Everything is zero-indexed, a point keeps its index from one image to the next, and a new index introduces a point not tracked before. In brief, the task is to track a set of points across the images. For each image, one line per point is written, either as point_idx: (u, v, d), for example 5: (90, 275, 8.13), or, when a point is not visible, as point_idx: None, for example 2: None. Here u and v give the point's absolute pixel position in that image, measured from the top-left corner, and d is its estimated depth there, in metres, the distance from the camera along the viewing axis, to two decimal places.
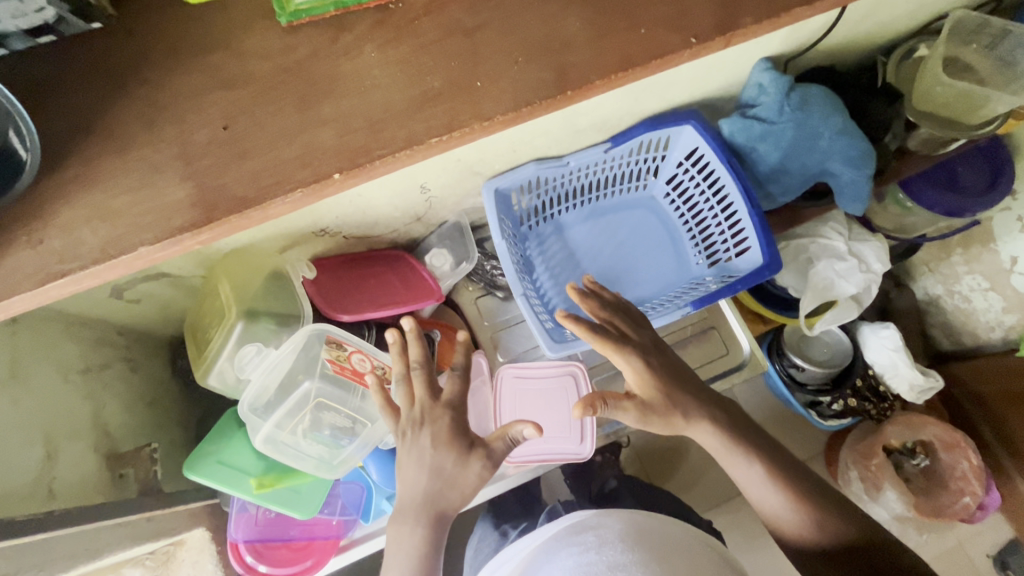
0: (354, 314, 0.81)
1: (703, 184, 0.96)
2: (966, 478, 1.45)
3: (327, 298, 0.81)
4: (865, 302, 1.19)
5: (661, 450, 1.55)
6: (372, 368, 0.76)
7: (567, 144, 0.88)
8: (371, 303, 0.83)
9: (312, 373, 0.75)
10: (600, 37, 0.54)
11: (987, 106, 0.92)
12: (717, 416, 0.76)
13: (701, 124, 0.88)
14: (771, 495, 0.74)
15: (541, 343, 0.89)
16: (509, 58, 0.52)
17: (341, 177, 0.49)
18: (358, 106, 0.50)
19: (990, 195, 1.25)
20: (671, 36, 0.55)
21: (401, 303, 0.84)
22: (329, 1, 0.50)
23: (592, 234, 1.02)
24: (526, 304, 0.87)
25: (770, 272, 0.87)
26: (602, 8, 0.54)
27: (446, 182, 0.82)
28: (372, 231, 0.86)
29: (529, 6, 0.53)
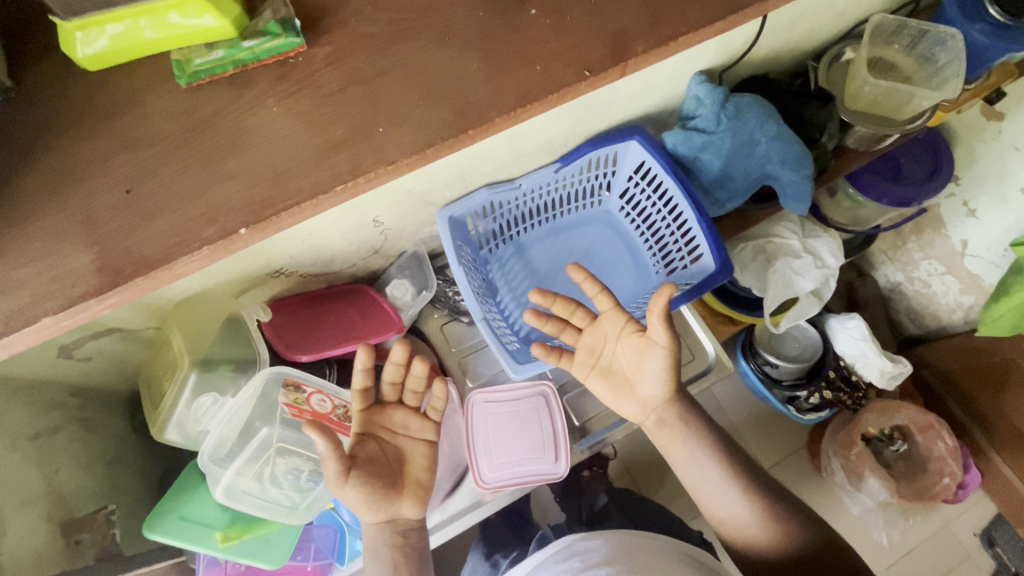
0: (314, 353, 0.80)
1: (654, 197, 0.97)
2: (944, 459, 1.51)
3: (287, 341, 0.81)
4: (825, 296, 1.22)
5: (649, 458, 1.57)
6: (333, 408, 0.75)
7: (517, 167, 0.90)
8: (330, 341, 0.83)
9: (271, 419, 0.74)
10: (502, 72, 0.56)
11: (913, 103, 0.97)
12: (678, 415, 0.79)
13: (645, 138, 0.90)
14: (730, 499, 0.76)
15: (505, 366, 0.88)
16: (428, 97, 0.54)
17: (247, 232, 0.49)
18: (264, 157, 0.51)
19: (932, 184, 1.32)
20: (566, 70, 0.56)
21: (361, 338, 0.84)
22: (228, 60, 0.52)
23: (551, 252, 1.04)
24: (487, 329, 0.87)
25: (722, 276, 0.88)
26: (497, 48, 0.56)
27: (399, 214, 0.84)
28: (330, 266, 0.86)
29: (439, 43, 0.55)
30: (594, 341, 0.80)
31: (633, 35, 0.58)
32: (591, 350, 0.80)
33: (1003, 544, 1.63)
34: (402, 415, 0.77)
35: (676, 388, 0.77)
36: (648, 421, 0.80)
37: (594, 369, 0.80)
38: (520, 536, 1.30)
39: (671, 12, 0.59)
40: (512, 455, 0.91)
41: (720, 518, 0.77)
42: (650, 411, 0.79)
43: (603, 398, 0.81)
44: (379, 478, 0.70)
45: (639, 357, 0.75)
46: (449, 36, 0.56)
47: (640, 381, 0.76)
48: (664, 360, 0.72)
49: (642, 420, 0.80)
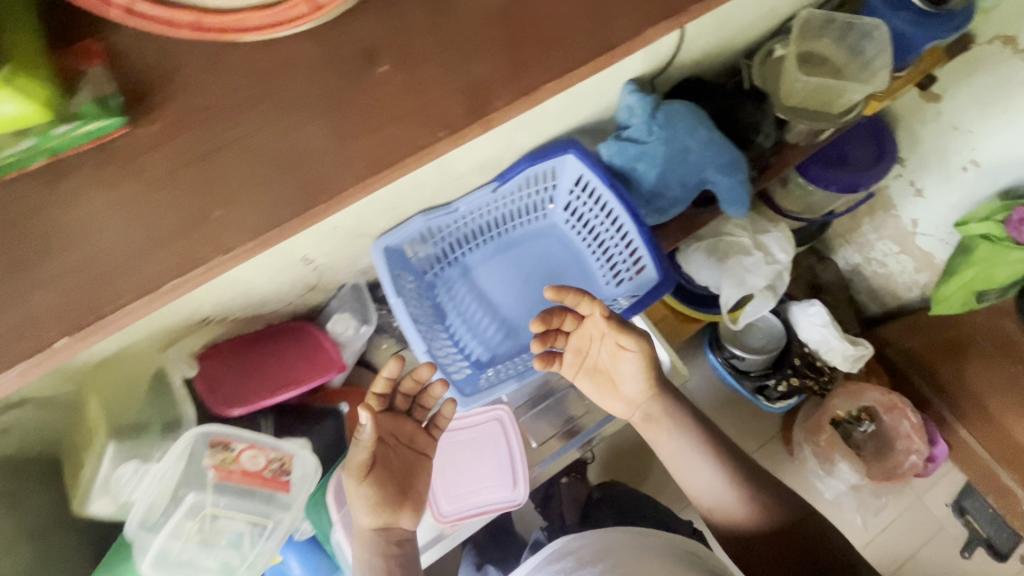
0: (246, 404, 0.77)
1: (597, 209, 0.96)
2: (910, 437, 1.55)
3: (219, 392, 0.78)
4: (780, 289, 1.23)
5: (629, 457, 1.58)
6: (266, 462, 0.72)
7: (453, 191, 0.88)
8: (266, 389, 0.80)
9: (199, 483, 0.70)
10: (369, 129, 0.54)
11: (844, 97, 0.98)
12: (664, 410, 0.82)
13: (581, 152, 0.89)
14: (711, 483, 0.78)
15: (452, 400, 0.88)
16: (271, 170, 0.52)
17: (67, 342, 0.46)
18: (90, 254, 0.49)
19: (877, 168, 1.35)
20: (423, 127, 0.55)
21: (299, 383, 0.81)
22: (39, 149, 0.49)
23: (498, 271, 1.02)
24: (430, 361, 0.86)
25: (665, 289, 0.88)
26: (347, 115, 0.54)
27: (331, 249, 0.80)
28: (264, 308, 0.83)
29: (308, 98, 0.54)
30: (580, 342, 0.81)
31: (493, 84, 0.56)
32: (578, 352, 0.82)
33: (975, 512, 1.68)
34: (411, 426, 0.76)
35: (657, 382, 0.82)
36: (635, 416, 0.84)
37: (582, 369, 0.83)
38: (506, 552, 1.30)
39: (537, 58, 0.57)
40: (470, 485, 0.89)
41: (708, 506, 0.79)
42: (636, 407, 0.83)
43: (590, 394, 0.85)
44: (392, 482, 0.71)
45: (615, 359, 0.80)
46: (302, 96, 0.54)
47: (622, 381, 0.82)
48: (641, 359, 0.79)
49: (630, 416, 0.85)
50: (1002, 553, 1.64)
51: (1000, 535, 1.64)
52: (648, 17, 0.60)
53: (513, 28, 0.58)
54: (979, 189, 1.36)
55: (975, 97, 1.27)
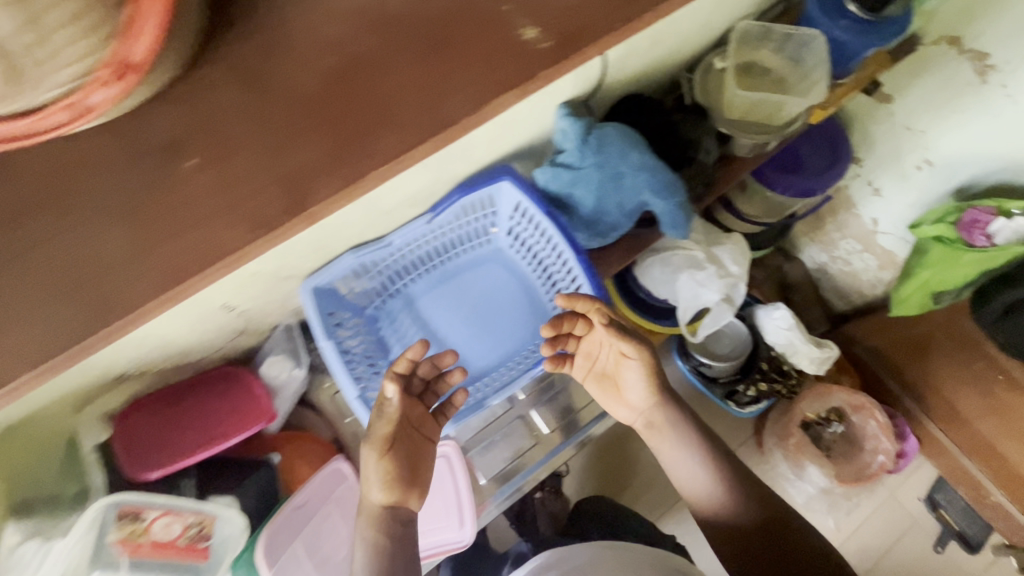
0: (166, 466, 0.75)
1: (537, 235, 0.94)
2: (878, 436, 1.55)
3: (136, 453, 0.75)
4: (736, 300, 1.19)
5: (606, 468, 1.55)
6: (181, 530, 0.71)
7: (384, 226, 0.85)
8: (186, 447, 0.77)
9: (104, 560, 0.68)
10: (173, 236, 0.52)
11: (785, 109, 0.96)
12: (666, 419, 0.83)
13: (515, 179, 0.86)
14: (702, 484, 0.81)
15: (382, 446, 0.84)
16: (53, 297, 0.50)
17: None
18: None
19: (831, 172, 1.33)
20: (236, 225, 0.52)
21: (221, 440, 0.78)
22: None
23: (443, 301, 0.99)
24: (362, 407, 0.84)
25: None
26: (143, 223, 0.52)
27: (255, 294, 0.77)
28: (188, 357, 0.79)
29: (136, 187, 0.53)
30: (590, 348, 0.82)
31: (311, 174, 0.53)
32: (587, 357, 0.83)
33: (946, 505, 1.68)
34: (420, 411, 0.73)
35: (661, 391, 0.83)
36: (637, 424, 0.85)
37: (590, 373, 0.84)
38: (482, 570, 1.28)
39: (358, 148, 0.54)
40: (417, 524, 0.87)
41: (695, 501, 0.82)
42: (638, 415, 0.84)
43: (597, 398, 0.87)
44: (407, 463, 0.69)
45: (618, 366, 0.82)
46: (104, 207, 0.52)
47: (627, 388, 0.83)
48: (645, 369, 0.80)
49: (632, 422, 0.86)
50: (973, 544, 1.65)
51: (972, 527, 1.66)
52: (479, 93, 0.56)
53: (329, 112, 0.55)
54: (938, 188, 1.33)
55: (926, 101, 1.24)
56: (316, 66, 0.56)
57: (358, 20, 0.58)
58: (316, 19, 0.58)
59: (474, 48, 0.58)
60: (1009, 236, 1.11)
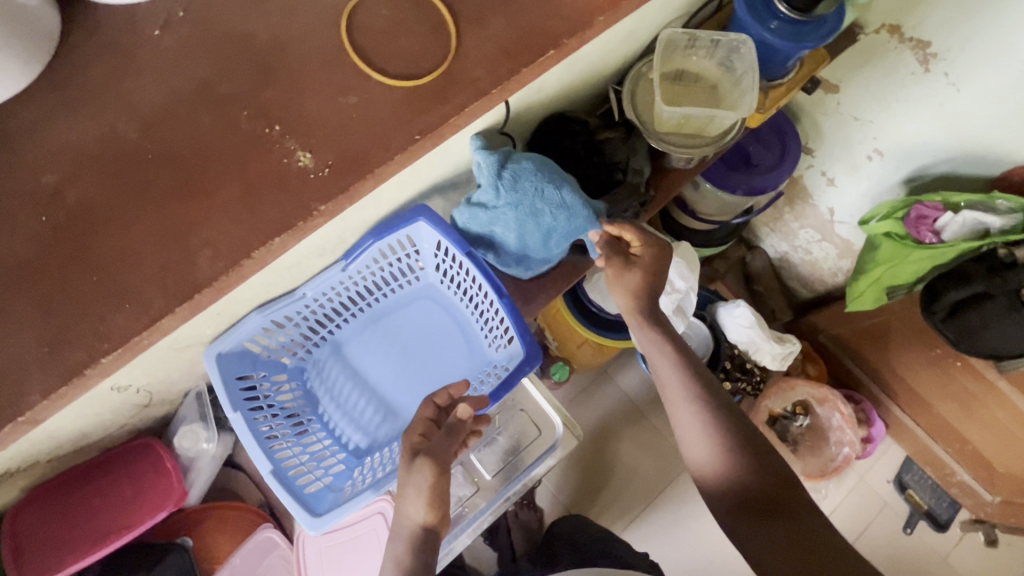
0: (64, 569, 0.72)
1: (462, 271, 0.89)
2: (842, 428, 1.56)
3: (28, 559, 0.71)
4: (689, 310, 1.18)
5: (583, 478, 1.47)
6: None
7: (293, 279, 0.79)
8: (85, 543, 0.73)
9: None
10: None
11: (715, 122, 0.91)
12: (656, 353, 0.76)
13: (432, 218, 0.81)
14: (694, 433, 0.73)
15: (301, 521, 0.81)
16: None
17: None
18: None
19: (780, 170, 1.28)
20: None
21: (128, 527, 0.76)
22: None
23: (372, 345, 0.94)
24: (278, 482, 0.80)
25: (529, 366, 0.84)
26: None
27: (150, 369, 0.71)
28: (85, 440, 0.74)
29: None
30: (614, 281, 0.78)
31: (65, 336, 0.49)
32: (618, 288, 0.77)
33: (915, 485, 1.66)
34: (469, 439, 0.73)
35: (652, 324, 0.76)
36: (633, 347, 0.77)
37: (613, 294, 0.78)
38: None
39: (122, 295, 0.50)
40: None
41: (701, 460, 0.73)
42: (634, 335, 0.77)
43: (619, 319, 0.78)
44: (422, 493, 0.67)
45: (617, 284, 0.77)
46: None
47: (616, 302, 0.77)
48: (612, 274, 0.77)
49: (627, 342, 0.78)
50: (942, 522, 1.63)
51: (941, 505, 1.65)
52: (266, 225, 0.51)
53: (55, 281, 0.50)
54: (887, 178, 1.29)
55: (869, 90, 1.18)
56: (34, 228, 0.51)
57: (108, 149, 0.52)
58: (35, 168, 0.52)
59: (235, 181, 0.52)
60: (955, 231, 1.08)
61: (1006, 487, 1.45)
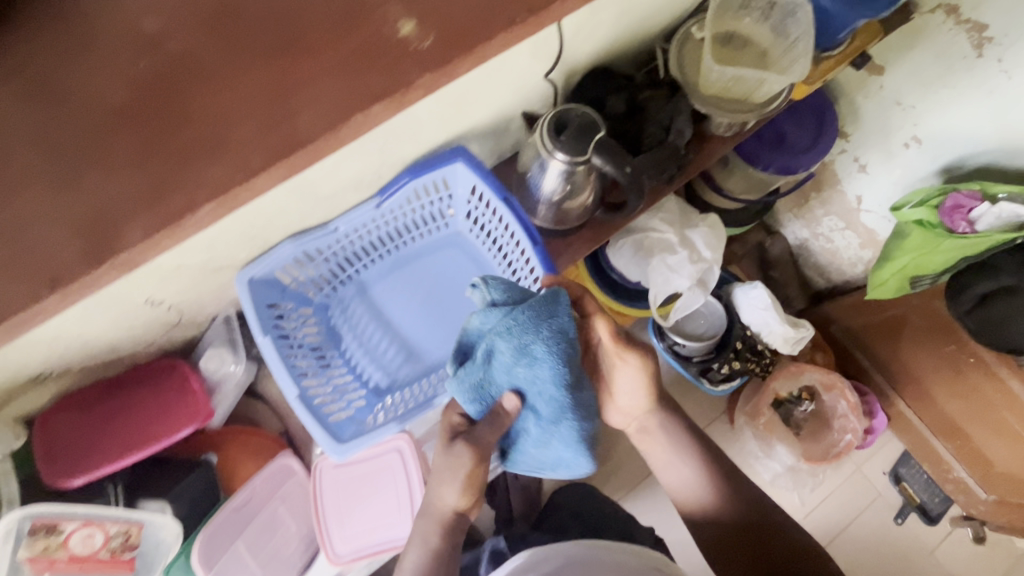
0: (88, 472, 0.72)
1: (495, 219, 0.89)
2: (847, 415, 1.54)
3: (57, 458, 0.72)
4: (710, 283, 1.15)
5: None
6: (102, 543, 0.68)
7: (328, 211, 0.79)
8: (115, 450, 0.74)
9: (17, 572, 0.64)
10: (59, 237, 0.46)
11: (763, 86, 0.89)
12: (660, 425, 0.79)
13: (471, 161, 0.81)
14: (693, 482, 0.79)
15: (326, 447, 0.83)
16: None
17: None
18: None
19: (816, 150, 1.24)
20: (23, 283, 0.45)
21: (158, 439, 0.76)
22: None
23: (397, 288, 0.95)
24: (303, 407, 0.81)
25: None
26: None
27: (184, 287, 0.72)
28: (117, 353, 0.75)
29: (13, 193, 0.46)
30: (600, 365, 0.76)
31: (159, 194, 0.46)
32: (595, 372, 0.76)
33: (909, 479, 1.67)
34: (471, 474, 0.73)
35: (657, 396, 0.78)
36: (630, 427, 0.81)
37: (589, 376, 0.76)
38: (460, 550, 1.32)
39: (220, 150, 0.47)
40: (368, 521, 0.86)
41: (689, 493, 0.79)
42: (632, 420, 0.80)
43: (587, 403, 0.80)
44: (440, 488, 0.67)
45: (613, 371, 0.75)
46: None
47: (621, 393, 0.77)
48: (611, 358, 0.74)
49: (625, 426, 0.82)
50: (933, 516, 1.64)
51: (933, 500, 1.65)
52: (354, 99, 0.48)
53: (147, 128, 0.47)
54: (922, 166, 1.25)
55: (917, 72, 1.14)
56: (133, 70, 0.48)
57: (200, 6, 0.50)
58: (135, 13, 0.50)
59: (328, 48, 0.49)
60: (990, 222, 1.07)
61: (1003, 489, 1.45)
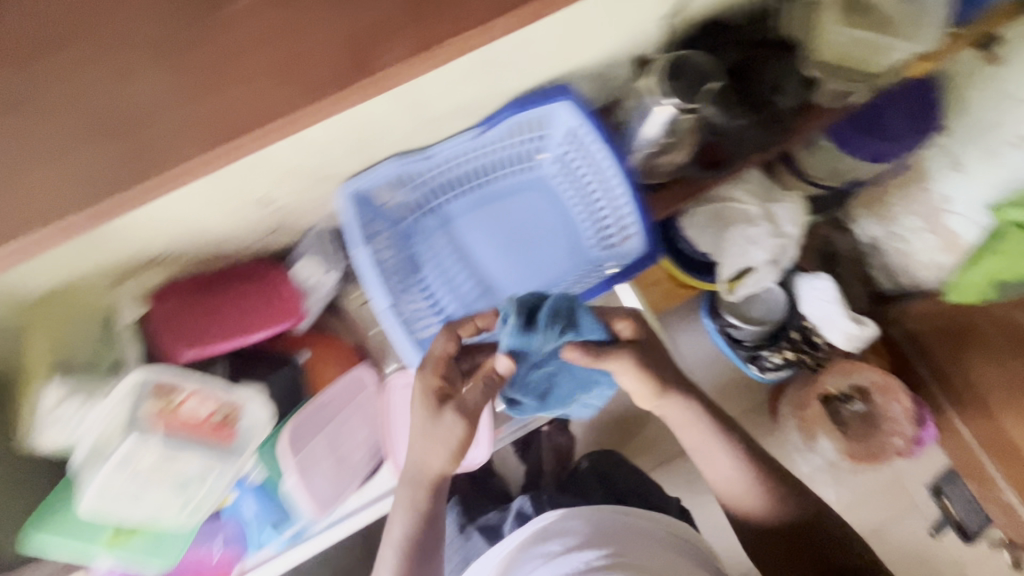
0: (199, 347, 0.75)
1: (588, 164, 0.89)
2: (898, 420, 1.42)
3: (172, 332, 0.75)
4: (784, 264, 1.14)
5: (622, 415, 1.50)
6: (211, 413, 0.67)
7: (431, 136, 0.80)
8: (220, 333, 0.77)
9: (127, 432, 0.63)
10: (308, 56, 0.48)
11: (884, 54, 0.86)
12: (674, 411, 0.79)
13: (575, 100, 0.81)
14: (733, 476, 0.80)
15: (409, 356, 0.88)
16: (242, 79, 0.48)
17: None
18: None
19: (917, 138, 1.12)
20: (281, 88, 0.48)
21: (258, 327, 0.80)
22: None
23: (480, 224, 0.96)
24: (392, 318, 0.85)
25: (649, 263, 0.86)
26: (195, 72, 0.48)
27: (293, 191, 0.75)
28: (222, 249, 0.79)
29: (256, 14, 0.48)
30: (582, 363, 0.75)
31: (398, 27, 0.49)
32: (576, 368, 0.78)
33: (951, 495, 1.61)
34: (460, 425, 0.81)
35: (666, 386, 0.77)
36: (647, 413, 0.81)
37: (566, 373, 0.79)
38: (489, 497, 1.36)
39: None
40: None
41: (726, 484, 0.81)
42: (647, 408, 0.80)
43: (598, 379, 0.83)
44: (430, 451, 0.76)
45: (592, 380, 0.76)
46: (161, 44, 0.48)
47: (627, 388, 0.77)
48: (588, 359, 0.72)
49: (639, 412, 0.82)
50: (970, 533, 1.59)
51: (973, 516, 1.58)
52: None
53: None
54: None
55: None
56: None
57: None
58: None
59: None
60: None
61: None
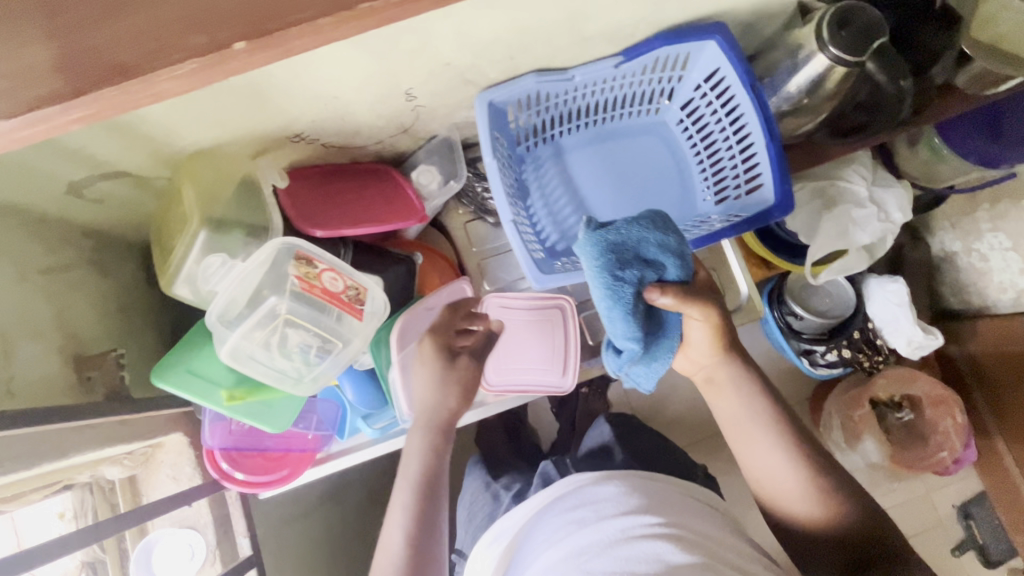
0: (327, 229, 0.77)
1: (721, 113, 0.87)
2: (948, 435, 1.28)
3: (302, 212, 0.77)
4: (879, 252, 1.05)
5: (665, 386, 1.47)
6: (345, 288, 0.70)
7: (575, 56, 0.79)
8: (346, 219, 0.79)
9: (280, 289, 0.70)
10: None
11: None
12: (728, 375, 0.75)
13: (727, 41, 0.78)
14: (784, 471, 0.73)
15: (528, 275, 0.84)
16: None
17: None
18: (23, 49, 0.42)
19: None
20: None
21: (381, 220, 0.81)
22: None
23: (592, 160, 0.96)
24: (514, 233, 0.82)
25: (779, 213, 0.82)
26: None
27: (435, 89, 0.75)
28: (353, 140, 0.80)
29: None
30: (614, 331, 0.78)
31: None
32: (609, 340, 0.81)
33: (979, 520, 1.44)
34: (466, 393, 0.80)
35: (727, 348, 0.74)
36: (697, 375, 0.78)
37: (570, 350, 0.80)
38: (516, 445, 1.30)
39: None
40: (520, 362, 0.92)
41: (772, 478, 0.74)
42: (699, 368, 0.77)
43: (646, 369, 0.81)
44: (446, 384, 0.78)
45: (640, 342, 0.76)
46: None
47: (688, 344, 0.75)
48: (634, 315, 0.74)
49: (691, 373, 0.79)
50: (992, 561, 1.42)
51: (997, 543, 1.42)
52: None
53: None
54: None
55: None
56: None
57: None
58: None
59: None
60: None
61: None
